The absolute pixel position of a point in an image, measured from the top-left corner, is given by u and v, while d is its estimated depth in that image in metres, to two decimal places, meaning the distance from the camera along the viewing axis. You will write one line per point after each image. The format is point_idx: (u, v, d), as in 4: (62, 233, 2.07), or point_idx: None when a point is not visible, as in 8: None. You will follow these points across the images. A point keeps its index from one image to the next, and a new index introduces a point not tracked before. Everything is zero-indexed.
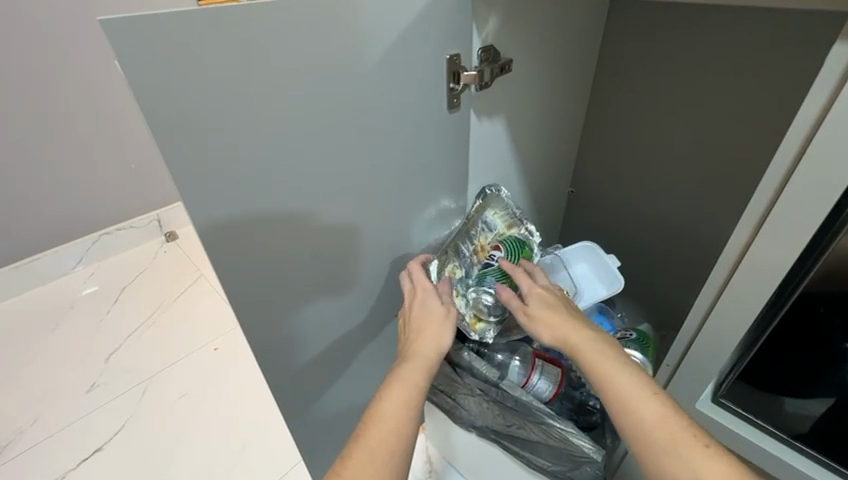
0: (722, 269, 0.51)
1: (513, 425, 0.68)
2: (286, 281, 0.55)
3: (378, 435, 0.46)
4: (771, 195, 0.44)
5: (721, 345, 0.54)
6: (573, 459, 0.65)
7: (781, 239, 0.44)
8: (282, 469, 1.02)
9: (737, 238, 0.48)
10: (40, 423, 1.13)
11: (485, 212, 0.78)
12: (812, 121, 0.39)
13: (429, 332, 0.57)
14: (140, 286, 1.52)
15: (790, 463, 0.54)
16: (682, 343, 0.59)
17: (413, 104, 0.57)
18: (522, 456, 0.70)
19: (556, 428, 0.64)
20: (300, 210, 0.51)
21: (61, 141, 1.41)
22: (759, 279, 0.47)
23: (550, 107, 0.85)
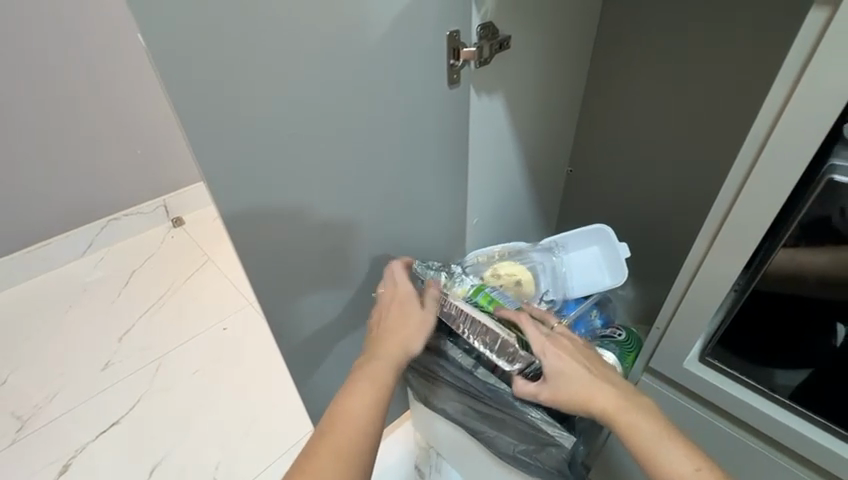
0: (700, 246, 0.54)
1: (486, 409, 0.71)
2: (294, 248, 0.58)
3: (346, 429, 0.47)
4: (747, 169, 0.47)
5: (701, 309, 0.57)
6: (539, 444, 0.67)
7: (758, 202, 0.46)
8: (292, 440, 1.07)
9: (715, 213, 0.51)
10: (58, 398, 1.17)
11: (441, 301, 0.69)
12: (786, 92, 0.42)
13: (403, 334, 0.59)
14: (150, 269, 1.55)
15: (776, 418, 0.56)
16: (666, 310, 0.61)
17: (414, 80, 0.59)
18: (492, 438, 0.73)
19: (528, 416, 0.65)
20: (307, 180, 0.54)
21: (69, 128, 1.43)
22: (738, 244, 0.50)
23: (548, 85, 0.86)
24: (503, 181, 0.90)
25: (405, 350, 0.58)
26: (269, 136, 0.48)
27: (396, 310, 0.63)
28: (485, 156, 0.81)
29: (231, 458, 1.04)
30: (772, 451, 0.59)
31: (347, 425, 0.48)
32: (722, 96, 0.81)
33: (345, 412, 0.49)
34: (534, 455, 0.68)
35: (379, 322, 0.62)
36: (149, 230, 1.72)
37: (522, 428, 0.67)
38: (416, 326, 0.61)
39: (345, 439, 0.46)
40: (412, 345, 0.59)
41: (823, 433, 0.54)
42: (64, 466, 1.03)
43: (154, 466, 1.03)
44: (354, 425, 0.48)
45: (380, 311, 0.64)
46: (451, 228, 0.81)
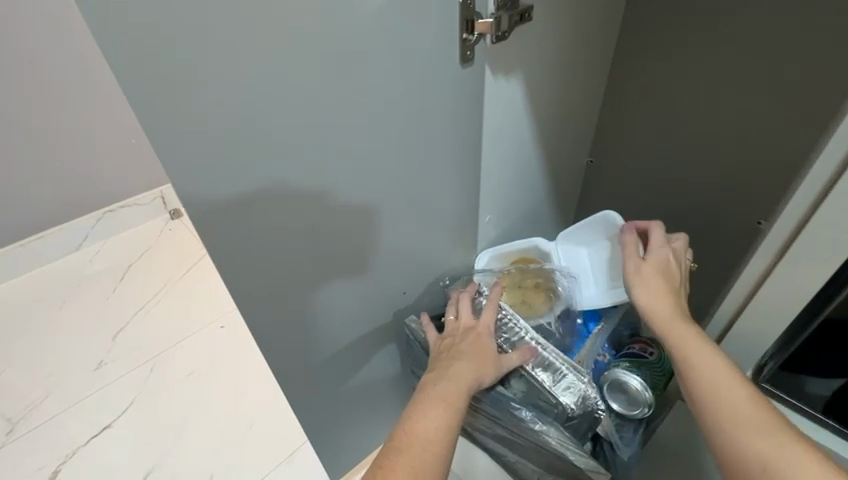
0: (763, 259, 0.56)
1: (501, 431, 0.65)
2: (282, 249, 0.51)
3: (418, 452, 0.45)
4: (829, 175, 0.47)
5: (767, 315, 0.58)
6: (564, 471, 0.60)
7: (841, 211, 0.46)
8: (290, 447, 1.01)
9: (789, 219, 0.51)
10: (50, 399, 1.13)
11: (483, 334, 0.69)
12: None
13: (472, 363, 0.58)
14: (145, 264, 1.49)
15: None
16: (725, 315, 0.63)
17: (421, 57, 0.51)
18: (512, 457, 0.68)
19: (551, 441, 0.59)
20: (295, 173, 0.47)
21: (58, 116, 1.35)
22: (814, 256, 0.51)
23: (570, 66, 0.77)
24: (518, 173, 0.82)
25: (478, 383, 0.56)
26: (247, 121, 0.41)
27: (466, 342, 0.62)
28: (500, 145, 0.73)
29: (226, 467, 0.99)
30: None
31: (417, 444, 0.45)
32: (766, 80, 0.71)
33: (412, 432, 0.47)
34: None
35: (448, 350, 0.61)
36: (147, 222, 1.66)
37: (543, 452, 0.61)
38: (489, 359, 0.59)
39: (417, 463, 0.44)
40: (485, 379, 0.57)
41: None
42: (54, 471, 0.99)
43: (147, 472, 0.99)
44: (424, 445, 0.45)
45: (450, 340, 0.63)
46: (461, 223, 0.74)
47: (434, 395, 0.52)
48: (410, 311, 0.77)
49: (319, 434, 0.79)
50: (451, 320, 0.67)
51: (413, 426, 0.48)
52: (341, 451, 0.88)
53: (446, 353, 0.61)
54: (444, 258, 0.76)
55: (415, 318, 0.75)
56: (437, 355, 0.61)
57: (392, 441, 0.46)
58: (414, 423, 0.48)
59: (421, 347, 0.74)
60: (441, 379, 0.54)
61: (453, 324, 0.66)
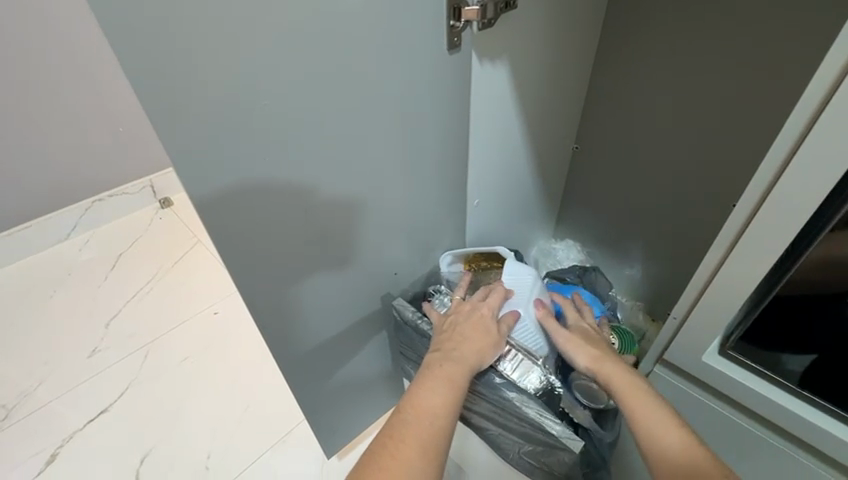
0: (717, 249, 0.52)
1: (484, 407, 0.69)
2: (277, 230, 0.53)
3: (423, 425, 0.48)
4: (781, 162, 0.43)
5: (719, 315, 0.54)
6: (546, 444, 0.63)
7: (785, 207, 0.44)
8: (285, 428, 1.04)
9: (741, 210, 0.47)
10: (46, 386, 1.14)
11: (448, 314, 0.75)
12: (842, 64, 0.37)
13: (476, 345, 0.61)
14: (136, 253, 1.49)
15: (795, 412, 0.52)
16: (683, 306, 0.58)
17: (410, 43, 0.52)
18: (495, 433, 0.71)
19: (527, 411, 0.62)
20: (290, 156, 0.49)
21: (44, 106, 1.34)
22: (756, 253, 0.48)
23: (555, 54, 0.80)
24: (505, 158, 0.84)
25: (479, 363, 0.60)
26: (245, 105, 0.42)
27: (470, 322, 0.65)
28: (487, 130, 0.75)
29: (223, 448, 1.01)
30: (768, 434, 0.58)
31: (420, 417, 0.49)
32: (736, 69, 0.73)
33: (418, 408, 0.50)
34: (540, 457, 0.66)
35: (452, 331, 0.64)
36: (137, 210, 1.65)
37: (524, 426, 0.64)
38: (491, 341, 0.63)
39: (419, 435, 0.47)
40: (485, 359, 0.61)
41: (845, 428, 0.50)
42: (52, 455, 1.01)
43: (145, 455, 1.01)
44: (428, 419, 0.49)
45: (453, 318, 0.67)
46: (451, 208, 0.77)
47: (438, 373, 0.55)
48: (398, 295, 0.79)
49: (316, 413, 0.81)
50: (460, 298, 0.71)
51: (419, 402, 0.51)
52: (337, 431, 0.90)
53: (450, 332, 0.64)
54: (435, 241, 0.78)
55: (403, 301, 0.77)
56: (441, 334, 0.65)
57: (396, 414, 0.50)
58: (418, 398, 0.52)
59: (409, 329, 0.75)
60: (446, 359, 0.58)
61: (460, 302, 0.70)
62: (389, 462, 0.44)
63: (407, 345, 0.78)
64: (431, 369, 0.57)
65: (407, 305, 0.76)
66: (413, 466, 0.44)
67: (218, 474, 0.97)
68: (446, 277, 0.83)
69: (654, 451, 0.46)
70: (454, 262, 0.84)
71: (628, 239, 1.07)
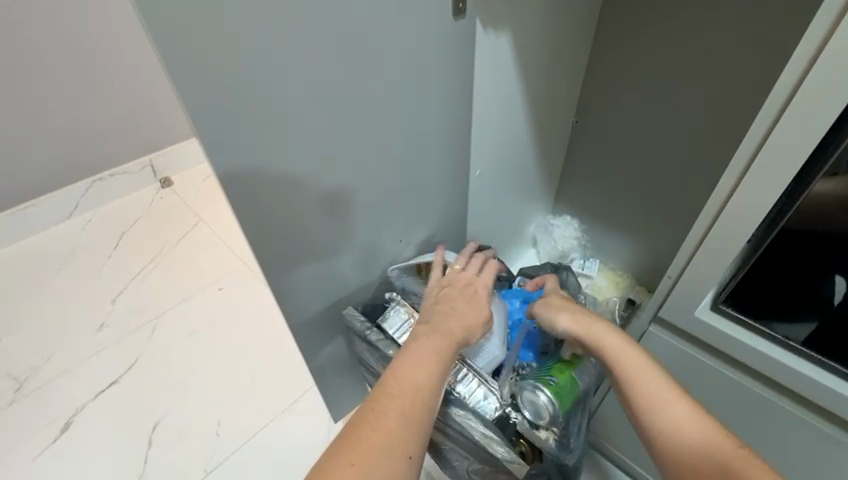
0: (714, 203, 0.53)
1: (438, 423, 0.70)
2: (289, 192, 0.54)
3: (408, 396, 0.45)
4: (778, 110, 0.44)
5: (714, 268, 0.56)
6: (494, 464, 0.65)
7: (781, 155, 0.45)
8: (293, 396, 1.07)
9: (734, 168, 0.49)
10: (55, 360, 1.16)
11: (398, 324, 0.73)
12: (835, 16, 0.38)
13: (464, 321, 0.60)
14: (139, 231, 1.50)
15: (783, 361, 0.55)
16: (682, 258, 0.59)
17: (415, 7, 0.53)
18: (452, 447, 0.73)
19: (475, 433, 0.64)
20: (301, 117, 0.50)
21: (42, 83, 1.33)
22: (750, 205, 0.49)
23: (558, 23, 0.80)
24: (506, 129, 0.85)
25: (465, 339, 0.58)
26: (258, 64, 0.43)
27: (461, 303, 0.64)
28: (490, 99, 0.76)
29: (232, 416, 1.04)
30: (755, 384, 0.61)
31: (407, 388, 0.46)
32: (734, 39, 0.74)
33: (403, 378, 0.47)
34: (490, 471, 0.68)
35: (442, 307, 0.62)
36: (137, 190, 1.66)
37: (474, 445, 0.66)
38: (481, 319, 0.62)
39: (404, 407, 0.44)
40: (471, 336, 0.59)
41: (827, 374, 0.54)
42: (66, 424, 1.04)
43: (156, 424, 1.04)
44: (415, 391, 0.46)
45: (446, 292, 0.66)
46: (454, 178, 0.78)
47: (426, 344, 0.52)
48: (351, 303, 0.77)
49: (324, 379, 0.84)
50: (455, 270, 0.71)
51: (407, 372, 0.48)
52: (344, 397, 0.93)
53: (440, 305, 0.63)
54: (439, 212, 0.80)
55: (353, 310, 0.75)
56: (431, 306, 0.63)
57: (380, 384, 0.47)
58: (406, 367, 0.49)
59: (360, 338, 0.74)
60: (435, 332, 0.56)
61: (454, 276, 0.70)
62: (371, 433, 0.41)
63: (361, 354, 0.77)
64: (419, 339, 0.54)
65: (356, 315, 0.74)
66: (395, 440, 0.41)
67: (228, 440, 1.01)
68: (398, 283, 0.80)
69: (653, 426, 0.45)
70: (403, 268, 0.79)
71: (626, 212, 1.09)
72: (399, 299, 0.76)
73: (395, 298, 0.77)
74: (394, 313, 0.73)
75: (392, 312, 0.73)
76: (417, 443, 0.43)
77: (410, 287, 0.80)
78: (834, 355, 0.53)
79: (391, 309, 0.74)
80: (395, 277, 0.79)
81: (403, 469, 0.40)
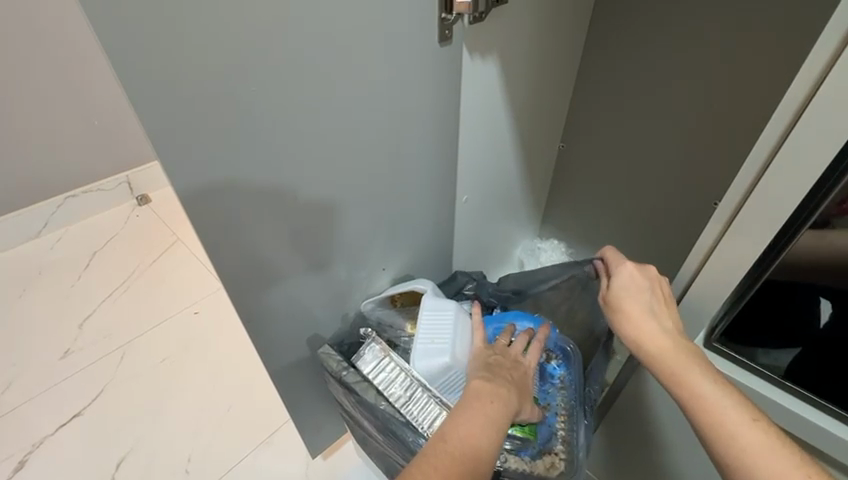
0: (709, 235, 0.53)
1: None
2: (262, 221, 0.51)
3: (460, 464, 0.41)
4: (773, 146, 0.43)
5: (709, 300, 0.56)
6: None
7: (776, 192, 0.44)
8: (271, 428, 1.02)
9: (738, 187, 0.47)
10: (13, 390, 1.08)
11: (375, 364, 0.68)
12: (831, 53, 0.37)
13: (518, 391, 0.54)
14: (111, 251, 1.44)
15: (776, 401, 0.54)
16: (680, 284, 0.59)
17: (401, 34, 0.52)
18: None
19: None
20: (277, 145, 0.47)
21: (13, 96, 1.29)
22: (744, 241, 0.49)
23: (544, 51, 0.80)
24: (493, 154, 0.84)
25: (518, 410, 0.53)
26: (232, 90, 0.41)
27: (514, 371, 0.58)
28: (476, 125, 0.75)
29: (203, 452, 0.98)
30: None
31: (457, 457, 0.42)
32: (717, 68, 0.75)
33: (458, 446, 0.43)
34: None
35: (497, 371, 0.56)
36: (112, 208, 1.60)
37: None
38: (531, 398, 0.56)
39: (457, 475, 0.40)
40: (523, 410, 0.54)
41: (825, 418, 0.51)
42: (21, 462, 0.96)
43: (120, 460, 0.97)
44: (467, 459, 0.42)
45: (498, 357, 0.60)
46: (439, 203, 0.76)
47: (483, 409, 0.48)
48: (327, 340, 0.73)
49: (301, 413, 0.79)
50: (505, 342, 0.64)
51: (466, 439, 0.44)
52: (323, 433, 0.88)
53: (496, 367, 0.57)
54: (424, 238, 0.78)
55: (329, 349, 0.70)
56: (485, 366, 0.57)
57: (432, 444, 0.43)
58: (458, 430, 0.45)
59: (335, 377, 0.69)
60: (493, 395, 0.50)
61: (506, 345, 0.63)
62: None
63: (335, 392, 0.72)
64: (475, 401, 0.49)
65: (331, 353, 0.70)
66: None
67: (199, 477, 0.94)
68: (373, 317, 0.77)
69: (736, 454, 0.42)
70: (379, 302, 0.76)
71: (612, 237, 1.08)
72: (373, 335, 0.71)
73: (372, 333, 0.72)
74: (370, 351, 0.68)
75: (368, 351, 0.69)
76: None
77: (386, 321, 0.77)
78: (829, 396, 0.51)
79: (367, 346, 0.69)
80: (370, 311, 0.75)
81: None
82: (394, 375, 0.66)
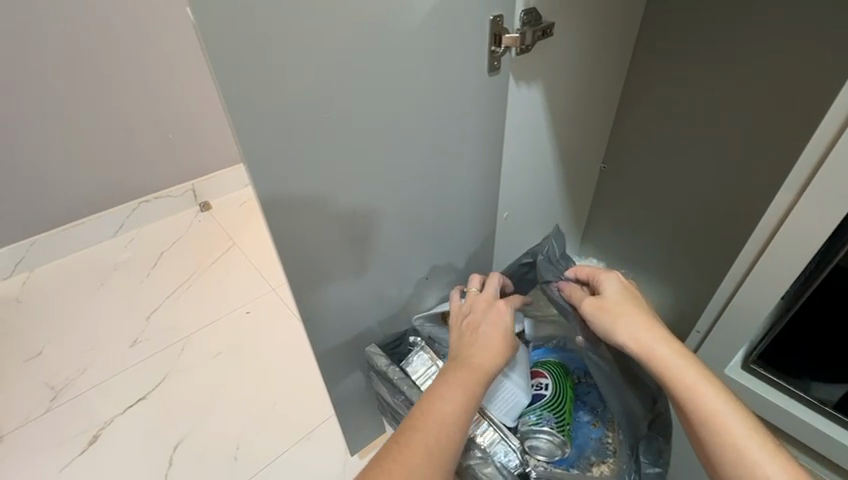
0: (756, 243, 0.61)
1: None
2: (324, 228, 0.58)
3: (433, 432, 0.45)
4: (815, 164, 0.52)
5: (753, 309, 0.62)
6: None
7: (816, 205, 0.52)
8: (311, 425, 1.08)
9: (783, 200, 0.56)
10: (89, 372, 1.21)
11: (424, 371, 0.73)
12: None
13: (492, 348, 0.56)
14: (177, 252, 1.58)
15: (804, 419, 0.63)
16: (725, 292, 0.67)
17: (454, 65, 0.57)
18: None
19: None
20: (343, 162, 0.54)
21: (103, 112, 1.46)
22: (785, 251, 0.56)
23: (588, 76, 0.83)
24: (535, 174, 0.88)
25: (494, 363, 0.55)
26: (310, 117, 0.48)
27: (488, 319, 0.61)
28: (520, 147, 0.79)
29: (249, 442, 1.05)
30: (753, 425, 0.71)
31: (432, 425, 0.46)
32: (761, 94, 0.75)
33: (431, 414, 0.47)
34: None
35: (469, 335, 0.59)
36: (178, 213, 1.75)
37: None
38: (509, 344, 0.58)
39: (429, 445, 0.44)
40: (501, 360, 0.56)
41: None
42: (94, 436, 1.08)
43: (177, 442, 1.06)
44: (439, 425, 0.46)
45: (470, 318, 0.63)
46: (482, 219, 0.80)
47: (454, 378, 0.51)
48: (373, 342, 0.77)
49: (344, 410, 0.85)
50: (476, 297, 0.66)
51: (435, 407, 0.48)
52: (362, 432, 0.93)
53: (469, 331, 0.60)
54: (466, 251, 0.82)
55: (376, 349, 0.76)
56: (459, 335, 0.61)
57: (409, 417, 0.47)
58: (436, 406, 0.48)
59: (381, 376, 0.74)
60: (463, 364, 0.54)
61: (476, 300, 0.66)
62: (399, 463, 0.42)
63: (381, 391, 0.77)
64: (447, 373, 0.53)
65: (380, 353, 0.75)
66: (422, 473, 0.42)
67: (245, 464, 1.01)
68: (425, 333, 0.79)
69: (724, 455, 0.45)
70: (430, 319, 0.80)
71: (654, 258, 1.07)
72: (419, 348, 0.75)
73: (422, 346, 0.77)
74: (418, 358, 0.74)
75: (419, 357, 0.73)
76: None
77: (437, 337, 0.78)
78: None
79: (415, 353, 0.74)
80: (421, 326, 0.79)
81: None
82: None
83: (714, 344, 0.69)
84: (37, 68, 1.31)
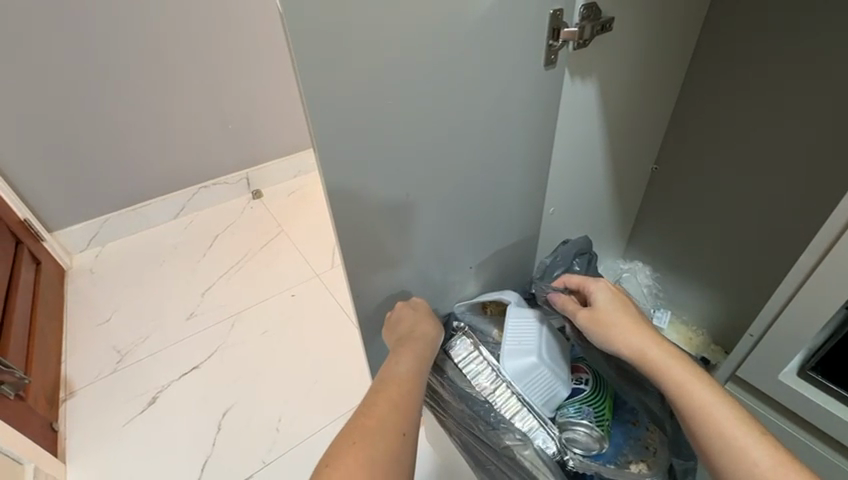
0: (810, 254, 0.58)
1: (486, 455, 0.68)
2: (380, 212, 0.60)
3: (393, 390, 0.50)
4: None
5: (811, 316, 0.60)
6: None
7: None
8: (348, 405, 1.13)
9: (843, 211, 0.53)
10: (150, 341, 1.32)
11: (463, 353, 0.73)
12: None
13: (423, 336, 0.65)
14: (231, 235, 1.68)
15: None
16: (776, 303, 0.64)
17: (512, 57, 0.59)
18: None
19: (524, 461, 0.63)
20: (403, 150, 0.56)
21: (173, 103, 1.58)
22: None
23: (645, 73, 0.82)
24: (583, 171, 0.87)
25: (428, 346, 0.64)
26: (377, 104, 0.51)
27: (416, 315, 0.70)
28: (571, 143, 0.79)
29: (291, 416, 1.11)
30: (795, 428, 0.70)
31: (392, 386, 0.51)
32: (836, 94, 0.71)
33: (391, 378, 0.52)
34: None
35: (402, 330, 0.67)
36: (233, 199, 1.86)
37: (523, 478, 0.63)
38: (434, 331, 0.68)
39: (392, 398, 0.48)
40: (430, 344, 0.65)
41: None
42: (153, 398, 1.18)
43: (226, 409, 1.14)
44: (397, 385, 0.51)
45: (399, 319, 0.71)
46: (528, 214, 0.81)
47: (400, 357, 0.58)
48: None
49: None
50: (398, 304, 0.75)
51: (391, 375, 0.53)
52: None
53: (401, 329, 0.68)
54: (511, 244, 0.83)
55: None
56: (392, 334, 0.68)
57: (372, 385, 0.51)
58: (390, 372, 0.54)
59: None
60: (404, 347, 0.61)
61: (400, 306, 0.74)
62: (371, 414, 0.45)
63: None
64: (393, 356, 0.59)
65: None
66: (392, 418, 0.45)
67: (287, 435, 1.07)
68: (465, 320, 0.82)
69: (721, 449, 0.45)
70: (471, 308, 0.83)
71: (704, 264, 1.04)
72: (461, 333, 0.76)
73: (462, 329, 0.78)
74: (461, 342, 0.74)
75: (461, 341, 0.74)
76: (410, 425, 0.46)
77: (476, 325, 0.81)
78: None
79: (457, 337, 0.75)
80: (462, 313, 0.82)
81: (398, 446, 0.43)
82: (481, 365, 0.71)
83: (764, 350, 0.67)
84: (118, 61, 1.43)
